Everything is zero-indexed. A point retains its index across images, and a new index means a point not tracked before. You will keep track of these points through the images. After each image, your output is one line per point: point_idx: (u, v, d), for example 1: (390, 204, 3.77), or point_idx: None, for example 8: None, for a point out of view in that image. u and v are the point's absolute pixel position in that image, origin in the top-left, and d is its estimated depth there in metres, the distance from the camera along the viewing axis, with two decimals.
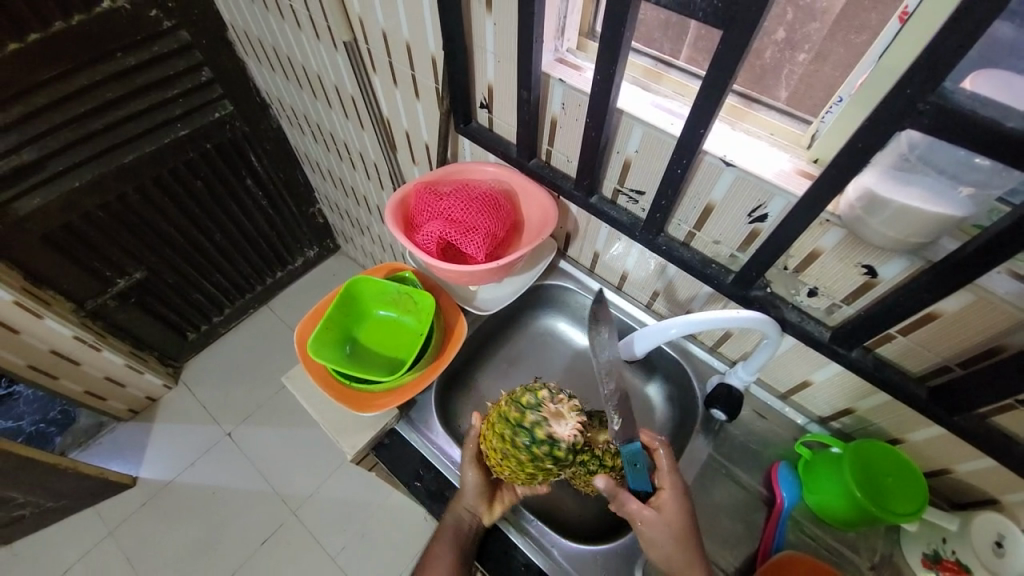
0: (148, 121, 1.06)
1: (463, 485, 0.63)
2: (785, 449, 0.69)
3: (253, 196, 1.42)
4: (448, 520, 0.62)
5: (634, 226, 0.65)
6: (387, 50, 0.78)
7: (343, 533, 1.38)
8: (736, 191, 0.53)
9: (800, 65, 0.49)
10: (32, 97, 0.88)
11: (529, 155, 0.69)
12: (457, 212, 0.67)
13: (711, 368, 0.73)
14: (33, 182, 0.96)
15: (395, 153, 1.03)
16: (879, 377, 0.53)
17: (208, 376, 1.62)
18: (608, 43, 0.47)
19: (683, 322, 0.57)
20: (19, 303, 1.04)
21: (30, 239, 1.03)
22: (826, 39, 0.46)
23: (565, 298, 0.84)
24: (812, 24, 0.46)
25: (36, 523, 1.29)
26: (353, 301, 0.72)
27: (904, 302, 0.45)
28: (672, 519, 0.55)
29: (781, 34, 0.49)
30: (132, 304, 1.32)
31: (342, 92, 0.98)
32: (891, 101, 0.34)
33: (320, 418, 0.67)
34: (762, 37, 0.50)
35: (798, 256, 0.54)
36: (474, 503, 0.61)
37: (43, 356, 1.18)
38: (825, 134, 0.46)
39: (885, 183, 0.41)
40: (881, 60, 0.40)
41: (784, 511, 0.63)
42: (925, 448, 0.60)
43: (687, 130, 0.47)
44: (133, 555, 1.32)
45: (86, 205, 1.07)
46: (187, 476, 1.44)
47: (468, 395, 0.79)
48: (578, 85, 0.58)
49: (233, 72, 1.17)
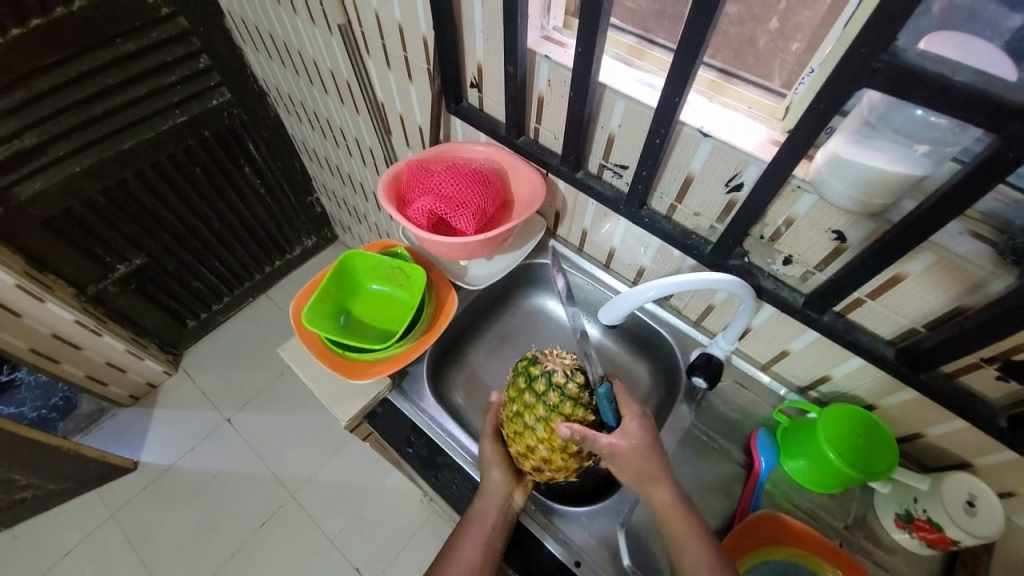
0: (147, 107, 1.08)
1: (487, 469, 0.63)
2: (765, 418, 0.71)
3: (250, 184, 1.43)
4: (477, 508, 0.60)
5: (619, 200, 0.67)
6: (381, 33, 0.80)
7: (342, 515, 1.40)
8: (713, 161, 0.55)
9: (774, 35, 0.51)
10: (33, 82, 0.90)
11: (517, 132, 0.71)
12: (448, 187, 0.68)
13: (695, 341, 0.76)
14: (34, 166, 0.98)
15: (390, 137, 1.05)
16: (850, 339, 0.55)
17: (208, 363, 1.64)
18: (588, 16, 0.49)
19: (659, 286, 0.58)
20: (20, 286, 1.06)
21: (32, 223, 1.05)
22: (818, 27, 0.48)
23: (554, 276, 0.86)
24: (804, 13, 0.49)
25: (39, 505, 1.31)
26: (345, 275, 0.74)
27: (871, 263, 0.47)
28: (653, 470, 0.56)
29: (776, 23, 0.51)
30: (132, 290, 1.34)
31: (337, 78, 1.00)
32: (848, 61, 0.37)
33: (315, 387, 0.69)
34: (754, 26, 0.52)
35: (773, 225, 0.56)
36: (504, 480, 0.62)
37: (44, 339, 1.20)
38: (797, 103, 0.48)
39: (850, 146, 0.42)
40: (845, 27, 0.41)
41: (762, 474, 0.65)
42: (898, 413, 0.63)
43: (663, 100, 0.49)
44: (134, 536, 1.35)
45: (87, 190, 1.09)
46: (188, 460, 1.47)
47: (459, 369, 0.81)
48: (562, 61, 0.60)
49: (230, 59, 1.19)
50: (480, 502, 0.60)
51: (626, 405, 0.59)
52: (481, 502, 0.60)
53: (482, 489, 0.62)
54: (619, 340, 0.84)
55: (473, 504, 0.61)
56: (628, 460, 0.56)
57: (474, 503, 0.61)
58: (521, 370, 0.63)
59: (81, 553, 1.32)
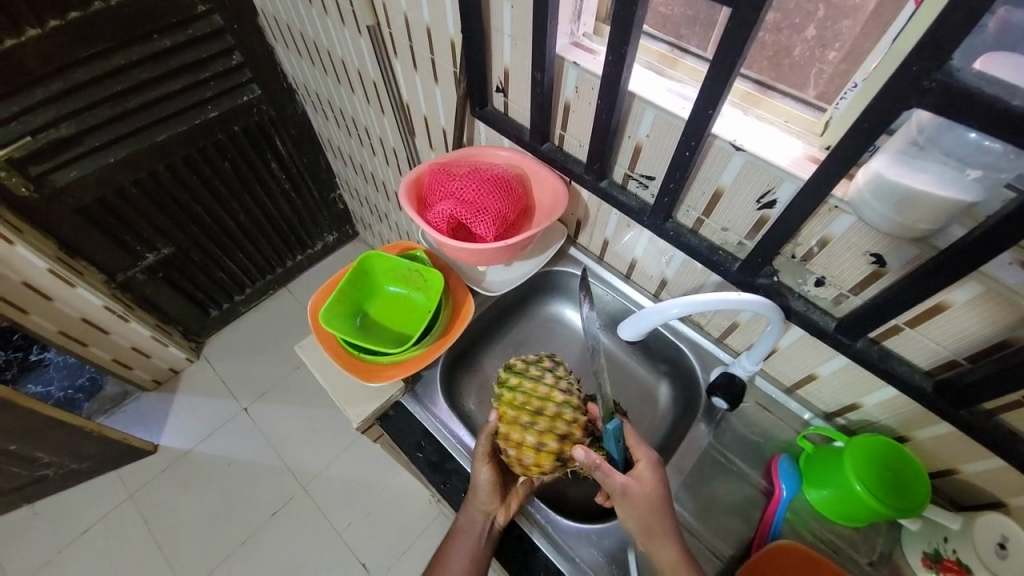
0: (180, 102, 1.11)
1: (476, 483, 0.62)
2: (787, 442, 0.69)
3: (276, 178, 1.46)
4: (462, 522, 0.63)
5: (643, 211, 0.65)
6: (409, 35, 0.80)
7: (350, 511, 1.41)
8: (746, 176, 0.53)
9: (807, 41, 0.48)
10: (71, 74, 0.93)
11: (541, 139, 0.70)
12: (468, 192, 0.68)
13: (716, 359, 0.73)
14: (71, 156, 1.01)
15: (414, 139, 1.05)
16: (883, 368, 0.53)
17: (229, 352, 1.68)
18: (620, 22, 0.47)
19: (683, 303, 0.56)
20: (53, 271, 1.10)
21: (66, 210, 1.08)
22: (858, 37, 0.44)
23: (573, 285, 0.84)
24: (844, 21, 0.45)
25: (62, 482, 1.36)
26: (363, 275, 0.74)
27: (912, 290, 0.45)
28: (658, 508, 0.56)
29: (812, 32, 0.47)
30: (159, 278, 1.38)
31: (364, 77, 1.01)
32: (897, 79, 0.35)
33: (331, 388, 0.69)
34: (791, 34, 0.49)
35: (806, 244, 0.53)
36: (487, 504, 0.61)
37: (74, 323, 1.23)
38: (838, 119, 0.46)
39: (896, 166, 0.40)
40: (895, 41, 0.39)
41: (783, 502, 0.62)
42: (931, 447, 0.59)
43: (696, 112, 0.48)
44: (150, 518, 1.38)
45: (119, 180, 1.12)
46: (205, 446, 1.50)
47: (473, 374, 0.80)
48: (591, 68, 0.58)
49: (262, 56, 1.20)
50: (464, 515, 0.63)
51: (639, 450, 0.58)
52: (466, 514, 0.62)
53: (468, 498, 0.62)
54: (636, 354, 0.82)
55: (462, 513, 0.64)
56: (637, 509, 0.56)
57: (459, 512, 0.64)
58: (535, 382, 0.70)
59: (100, 532, 1.36)
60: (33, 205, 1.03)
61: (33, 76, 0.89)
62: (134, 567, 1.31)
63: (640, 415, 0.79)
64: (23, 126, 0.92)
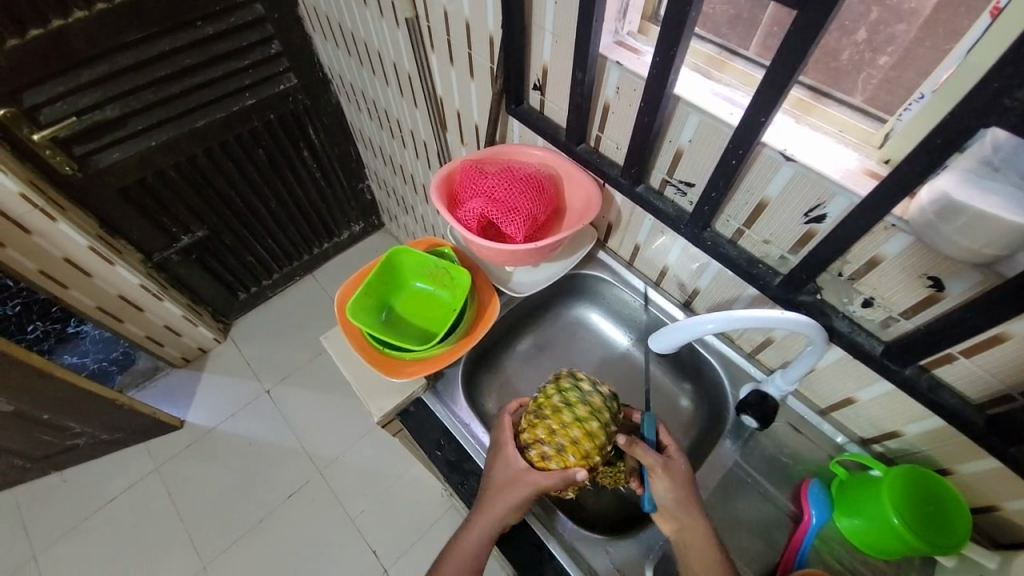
0: (220, 89, 1.13)
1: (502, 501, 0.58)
2: (819, 466, 0.66)
3: (307, 167, 1.48)
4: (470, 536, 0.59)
5: (680, 218, 0.63)
6: (447, 28, 0.79)
7: (364, 498, 1.43)
8: (795, 188, 0.50)
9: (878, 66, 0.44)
10: (116, 57, 0.95)
11: (577, 140, 0.69)
12: (500, 190, 0.66)
13: (747, 375, 0.71)
14: (113, 138, 1.04)
15: (445, 133, 1.04)
16: (933, 399, 0.49)
17: (254, 335, 1.72)
18: (670, 23, 0.45)
19: (720, 318, 0.53)
20: (93, 249, 1.13)
21: (108, 190, 1.12)
22: (914, 43, 0.41)
23: (599, 288, 0.83)
24: (898, 26, 0.41)
25: (93, 451, 1.42)
26: (391, 270, 0.73)
27: (970, 320, 0.42)
28: (674, 504, 0.57)
29: (863, 35, 0.43)
30: (192, 260, 1.41)
31: (399, 70, 1.01)
32: (975, 95, 0.32)
33: (353, 380, 0.69)
34: (839, 37, 0.45)
35: (856, 262, 0.50)
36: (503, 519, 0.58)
37: (110, 299, 1.27)
38: (900, 133, 0.43)
39: (962, 188, 0.38)
40: (970, 53, 0.36)
41: (811, 529, 0.59)
42: (975, 482, 0.56)
43: (746, 119, 0.45)
44: (173, 491, 1.43)
45: (159, 162, 1.15)
46: (228, 425, 1.54)
47: (494, 375, 0.80)
48: (635, 69, 0.56)
49: (300, 45, 1.22)
50: (474, 522, 0.59)
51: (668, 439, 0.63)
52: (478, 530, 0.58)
53: (485, 513, 0.58)
54: (662, 364, 0.80)
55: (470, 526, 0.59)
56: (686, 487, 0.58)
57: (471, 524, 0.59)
58: (583, 408, 0.58)
59: (126, 501, 1.41)
60: (77, 183, 1.07)
61: (79, 57, 0.91)
62: (155, 537, 1.36)
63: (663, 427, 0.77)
64: (68, 107, 0.95)
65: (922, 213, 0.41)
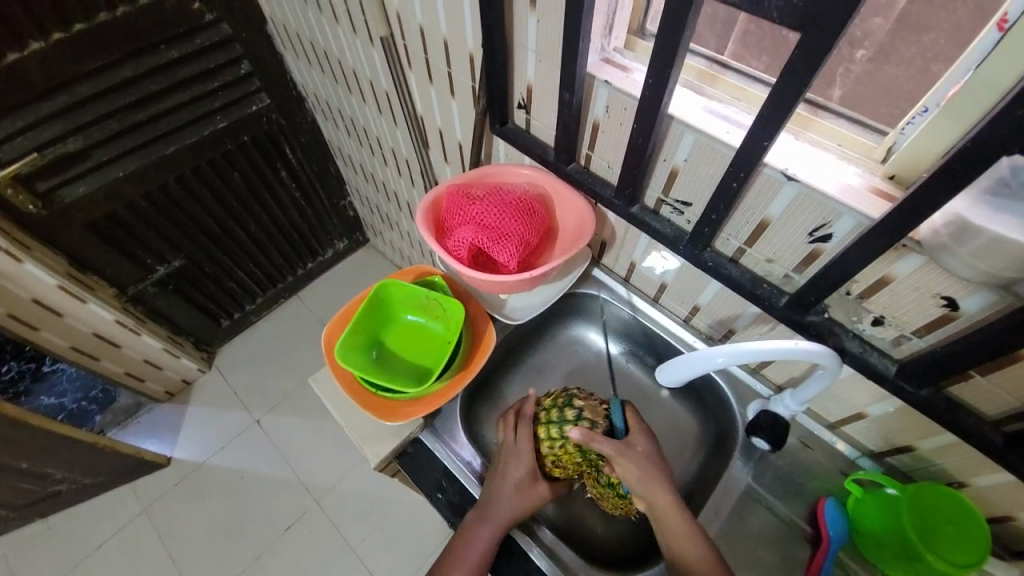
0: (189, 113, 1.08)
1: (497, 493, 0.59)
2: (832, 483, 0.64)
3: (286, 187, 1.43)
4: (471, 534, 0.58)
5: (679, 239, 0.61)
6: (424, 45, 0.76)
7: (364, 526, 1.39)
8: (799, 207, 0.49)
9: (857, 61, 0.43)
10: (76, 87, 0.90)
11: (567, 159, 0.66)
12: (489, 217, 0.64)
13: (755, 392, 0.69)
14: (78, 171, 0.99)
15: (427, 150, 1.01)
16: (951, 420, 0.48)
17: (241, 363, 1.66)
18: (663, 45, 0.43)
19: (729, 351, 0.53)
20: (64, 288, 1.08)
21: (75, 226, 1.06)
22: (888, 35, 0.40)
23: (597, 307, 0.81)
24: (874, 19, 0.40)
25: (77, 497, 1.35)
26: (379, 306, 0.70)
27: (990, 343, 0.40)
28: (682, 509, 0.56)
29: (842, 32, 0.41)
30: (170, 290, 1.36)
31: (376, 88, 0.97)
32: (996, 123, 0.30)
33: (348, 426, 0.65)
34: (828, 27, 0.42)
35: (864, 283, 0.49)
36: (505, 511, 0.58)
37: (85, 338, 1.21)
38: (906, 150, 0.41)
39: (977, 210, 0.36)
40: (978, 70, 0.34)
41: (831, 548, 0.58)
42: (992, 495, 0.54)
43: (748, 143, 0.43)
44: (164, 532, 1.37)
45: (128, 193, 1.10)
46: (218, 459, 1.49)
47: (493, 404, 0.77)
48: (625, 88, 0.54)
49: (270, 65, 1.17)
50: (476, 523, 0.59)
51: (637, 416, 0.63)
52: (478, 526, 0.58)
53: (484, 510, 0.59)
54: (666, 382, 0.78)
55: (470, 524, 0.59)
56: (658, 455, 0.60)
57: (471, 523, 0.59)
58: (582, 455, 0.61)
59: (114, 546, 1.35)
60: (43, 220, 1.01)
61: (36, 90, 0.86)
62: None
63: (671, 448, 0.75)
64: (28, 142, 0.89)
65: (936, 233, 0.39)
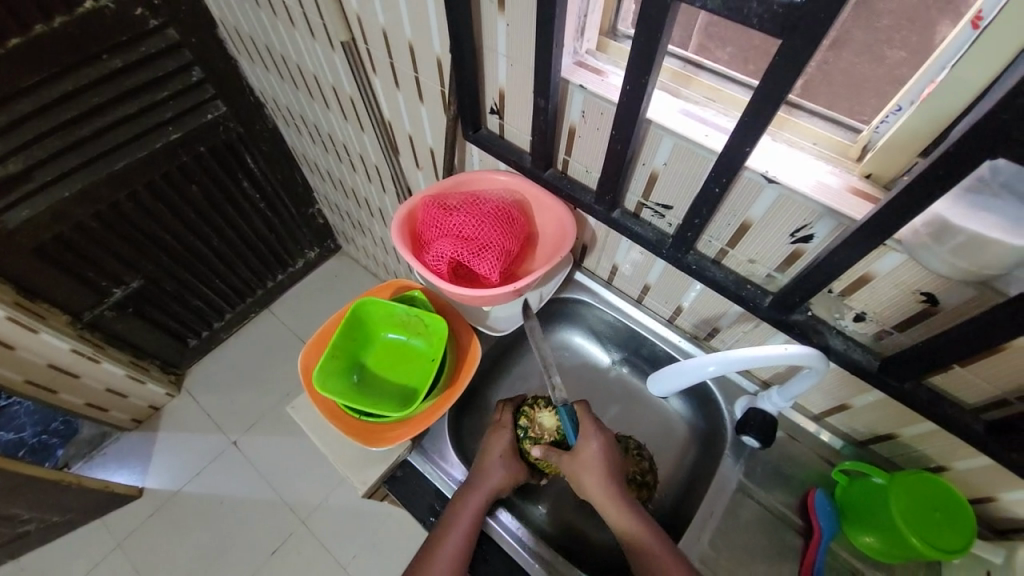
0: (139, 126, 1.01)
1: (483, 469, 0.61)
2: (819, 473, 0.65)
3: (250, 198, 1.37)
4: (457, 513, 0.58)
5: (661, 243, 0.60)
6: (388, 49, 0.73)
7: (354, 542, 1.36)
8: (780, 208, 0.48)
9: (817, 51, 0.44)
10: (12, 104, 0.83)
11: (544, 165, 0.64)
12: (468, 228, 0.62)
13: (740, 388, 0.70)
14: (19, 194, 0.91)
15: (397, 156, 0.98)
16: (934, 411, 0.49)
17: (213, 383, 1.59)
18: (640, 51, 0.42)
19: (719, 360, 0.55)
20: (12, 319, 1.00)
21: (19, 252, 0.99)
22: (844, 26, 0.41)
23: (581, 311, 0.80)
24: None
25: (43, 538, 1.27)
26: (357, 326, 0.67)
27: (972, 339, 0.41)
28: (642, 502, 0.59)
29: None
30: (130, 313, 1.29)
31: (340, 94, 0.93)
32: (981, 128, 0.30)
33: (333, 455, 0.63)
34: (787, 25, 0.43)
35: (846, 281, 0.50)
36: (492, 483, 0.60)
37: (40, 371, 1.13)
38: (883, 149, 0.41)
39: (957, 208, 0.37)
40: (953, 71, 0.34)
41: (824, 540, 0.59)
42: (972, 476, 0.56)
43: (730, 148, 0.43)
44: (142, 567, 1.31)
45: (76, 214, 1.02)
46: (194, 485, 1.42)
47: (482, 416, 0.75)
48: (600, 92, 0.53)
49: (224, 71, 1.11)
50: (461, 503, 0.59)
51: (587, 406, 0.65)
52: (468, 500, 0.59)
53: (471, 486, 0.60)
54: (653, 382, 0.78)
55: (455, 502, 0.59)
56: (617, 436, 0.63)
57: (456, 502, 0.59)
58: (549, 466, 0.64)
59: None
60: None
61: None
62: None
63: (661, 448, 0.75)
64: None
65: (918, 232, 0.40)
